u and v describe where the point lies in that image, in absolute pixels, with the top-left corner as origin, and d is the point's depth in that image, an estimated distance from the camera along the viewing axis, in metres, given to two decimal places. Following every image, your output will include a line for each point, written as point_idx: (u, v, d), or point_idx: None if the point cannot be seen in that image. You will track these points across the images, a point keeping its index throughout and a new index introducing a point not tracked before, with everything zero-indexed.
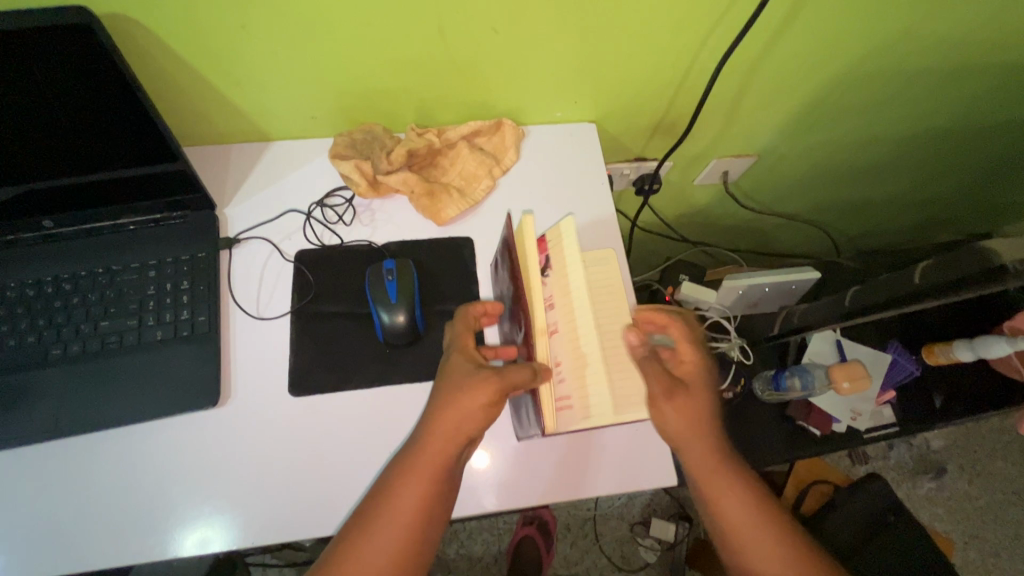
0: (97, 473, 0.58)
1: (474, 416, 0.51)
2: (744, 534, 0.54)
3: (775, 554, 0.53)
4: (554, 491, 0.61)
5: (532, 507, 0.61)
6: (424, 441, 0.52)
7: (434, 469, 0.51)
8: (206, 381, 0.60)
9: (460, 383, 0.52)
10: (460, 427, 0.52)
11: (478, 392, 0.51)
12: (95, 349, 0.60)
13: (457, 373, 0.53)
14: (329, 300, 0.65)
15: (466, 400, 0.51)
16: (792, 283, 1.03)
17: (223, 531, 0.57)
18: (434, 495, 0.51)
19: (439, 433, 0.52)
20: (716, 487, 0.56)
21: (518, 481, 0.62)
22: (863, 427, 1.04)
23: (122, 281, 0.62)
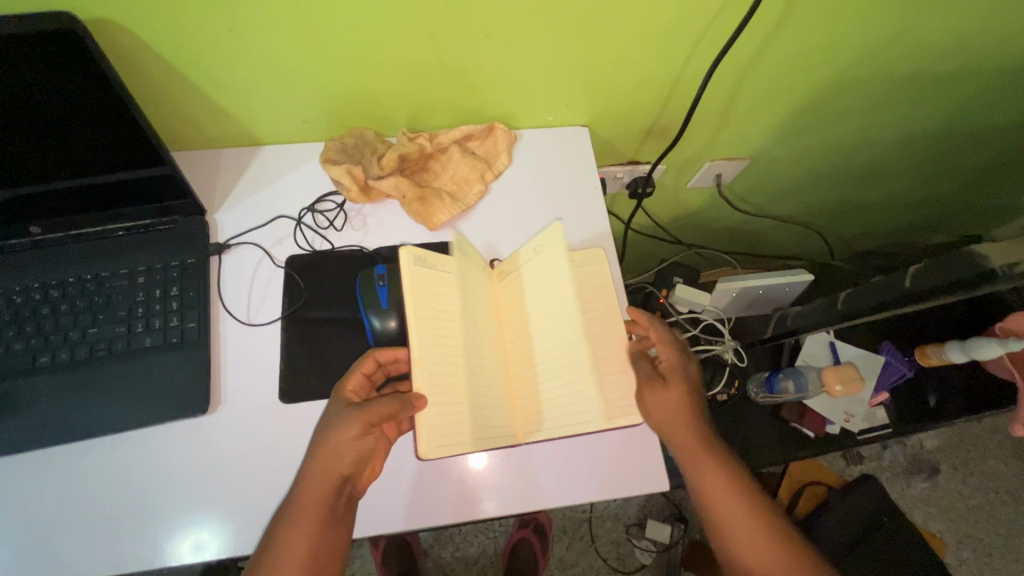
0: (84, 481, 0.58)
1: (346, 451, 0.53)
2: (727, 515, 0.56)
3: (754, 533, 0.55)
4: (545, 496, 0.61)
5: (526, 512, 0.61)
6: (300, 485, 0.52)
7: (313, 513, 0.51)
8: (195, 388, 0.60)
9: (329, 423, 0.54)
10: (332, 467, 0.52)
11: (347, 426, 0.53)
12: (83, 356, 0.60)
13: (329, 413, 0.55)
14: (320, 306, 0.65)
15: (336, 436, 0.53)
16: (785, 286, 1.04)
17: (212, 539, 0.56)
18: (319, 536, 0.51)
19: (312, 476, 0.52)
20: (698, 467, 0.58)
21: (512, 486, 0.61)
22: (857, 429, 1.04)
23: (111, 287, 0.62)
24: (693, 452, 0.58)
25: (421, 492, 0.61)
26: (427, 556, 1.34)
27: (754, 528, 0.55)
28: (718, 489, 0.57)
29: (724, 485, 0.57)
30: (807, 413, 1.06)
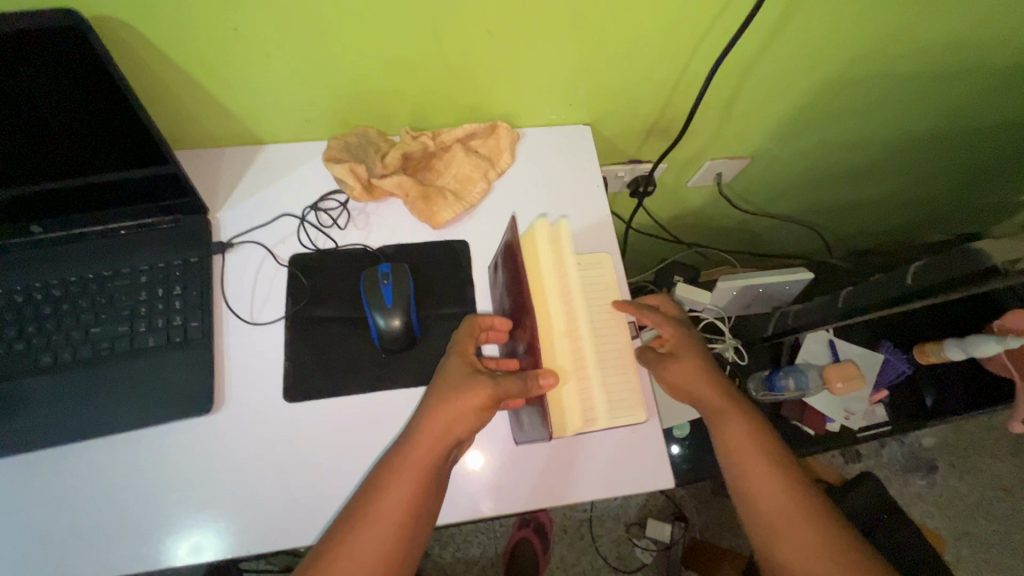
0: (87, 482, 0.57)
1: (467, 418, 0.52)
2: (752, 469, 0.59)
3: (774, 483, 0.58)
4: (551, 494, 0.61)
5: (531, 510, 0.61)
6: (410, 448, 0.52)
7: (415, 479, 0.51)
8: (199, 387, 0.59)
9: (454, 386, 0.53)
10: (449, 431, 0.52)
11: (475, 393, 0.52)
12: (86, 355, 0.59)
13: (452, 376, 0.54)
14: (323, 305, 0.65)
15: (462, 401, 0.52)
16: (786, 284, 1.04)
17: (218, 538, 0.56)
18: (421, 498, 0.51)
19: (426, 434, 0.52)
20: (726, 422, 0.62)
21: (517, 484, 0.61)
22: (856, 427, 1.05)
23: (113, 287, 0.62)
24: (723, 408, 0.63)
25: None
26: (428, 556, 1.33)
27: (777, 483, 0.58)
28: (745, 445, 0.60)
29: (749, 441, 0.61)
30: (806, 411, 1.07)
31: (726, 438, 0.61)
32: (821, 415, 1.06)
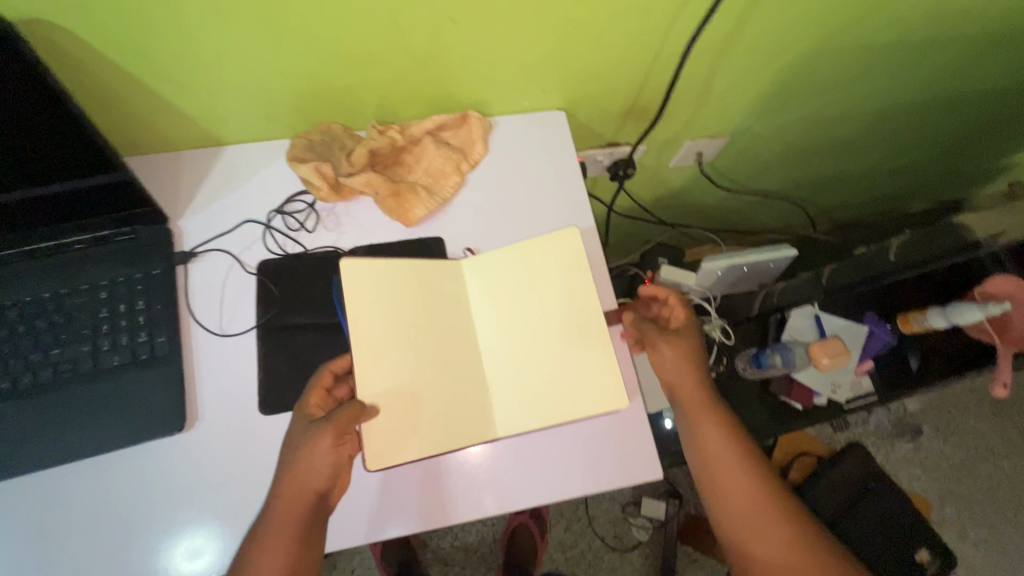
0: (60, 509, 0.55)
1: (322, 464, 0.53)
2: (723, 471, 0.59)
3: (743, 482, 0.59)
4: (545, 485, 0.60)
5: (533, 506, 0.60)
6: (276, 506, 0.52)
7: (291, 531, 0.52)
8: (169, 407, 0.57)
9: (300, 439, 0.53)
10: (306, 481, 0.53)
11: (319, 439, 0.53)
12: (47, 379, 0.56)
13: (295, 430, 0.55)
14: (295, 313, 0.62)
15: (308, 451, 0.53)
16: (770, 262, 1.04)
17: (198, 559, 0.55)
18: (295, 552, 0.51)
19: (290, 491, 0.52)
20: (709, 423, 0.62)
21: (513, 478, 0.60)
22: (843, 399, 1.07)
23: (72, 305, 0.59)
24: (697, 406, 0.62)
25: (423, 495, 0.59)
26: (426, 548, 1.34)
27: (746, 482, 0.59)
28: (719, 453, 0.60)
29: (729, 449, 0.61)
30: (795, 386, 1.09)
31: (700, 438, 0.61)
32: (808, 389, 1.08)
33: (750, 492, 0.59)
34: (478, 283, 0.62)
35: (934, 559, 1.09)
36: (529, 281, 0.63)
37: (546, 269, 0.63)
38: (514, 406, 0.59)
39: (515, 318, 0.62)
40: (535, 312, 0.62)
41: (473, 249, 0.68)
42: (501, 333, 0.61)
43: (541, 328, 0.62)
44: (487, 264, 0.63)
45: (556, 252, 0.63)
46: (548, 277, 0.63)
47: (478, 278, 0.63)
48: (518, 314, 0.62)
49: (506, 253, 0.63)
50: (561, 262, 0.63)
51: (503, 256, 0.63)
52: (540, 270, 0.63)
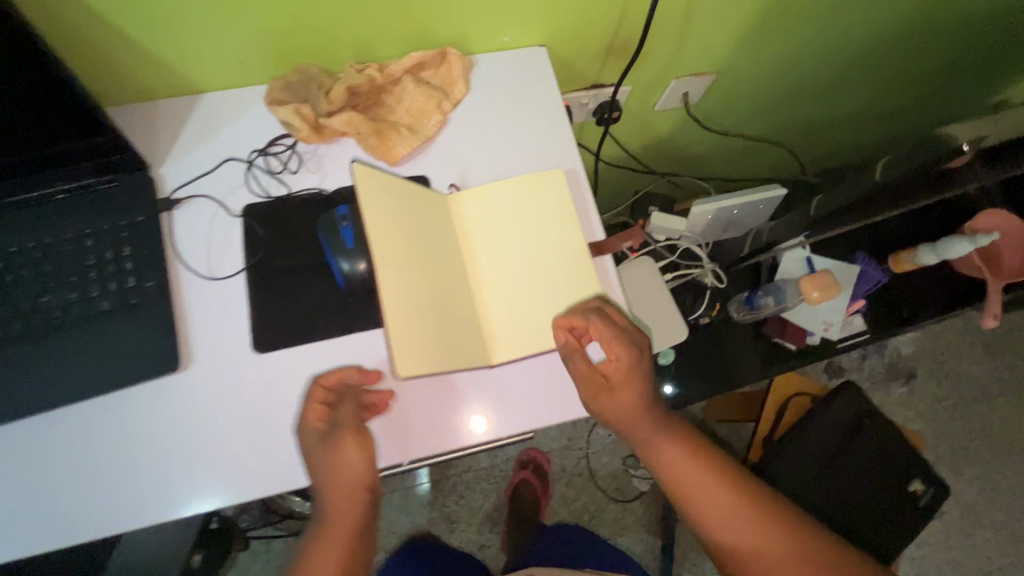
0: (60, 453, 0.56)
1: (358, 463, 0.53)
2: (705, 503, 0.57)
3: (728, 509, 0.57)
4: (552, 407, 0.60)
5: (533, 429, 0.60)
6: (329, 514, 0.53)
7: (352, 526, 0.53)
8: (163, 347, 0.57)
9: (323, 453, 0.53)
10: (350, 479, 0.53)
11: (345, 445, 0.53)
12: (38, 326, 0.57)
13: (308, 448, 0.53)
14: (281, 254, 0.62)
15: (341, 456, 0.53)
16: (760, 203, 1.05)
17: (203, 493, 0.56)
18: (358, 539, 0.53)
19: (338, 495, 0.53)
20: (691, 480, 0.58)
21: (514, 405, 0.60)
22: (836, 336, 1.09)
23: (58, 254, 0.58)
24: (660, 447, 0.58)
25: (424, 424, 0.59)
26: (434, 507, 1.36)
27: (729, 509, 0.57)
28: (699, 484, 0.58)
29: (721, 495, 0.57)
30: (788, 327, 1.10)
31: (673, 475, 0.58)
32: (801, 330, 1.10)
33: (742, 519, 0.57)
34: (469, 215, 0.62)
35: (927, 489, 1.12)
36: (520, 214, 0.63)
37: (537, 202, 0.63)
38: (510, 332, 0.59)
39: (509, 248, 0.62)
40: (528, 242, 0.62)
41: (459, 184, 0.67)
42: (488, 264, 0.61)
43: (534, 257, 0.62)
44: (474, 198, 0.63)
45: (540, 184, 0.64)
46: (539, 209, 0.63)
47: (470, 212, 0.62)
48: (505, 245, 0.62)
49: (496, 186, 0.63)
50: (548, 194, 0.64)
51: (492, 190, 0.63)
52: (531, 204, 0.63)
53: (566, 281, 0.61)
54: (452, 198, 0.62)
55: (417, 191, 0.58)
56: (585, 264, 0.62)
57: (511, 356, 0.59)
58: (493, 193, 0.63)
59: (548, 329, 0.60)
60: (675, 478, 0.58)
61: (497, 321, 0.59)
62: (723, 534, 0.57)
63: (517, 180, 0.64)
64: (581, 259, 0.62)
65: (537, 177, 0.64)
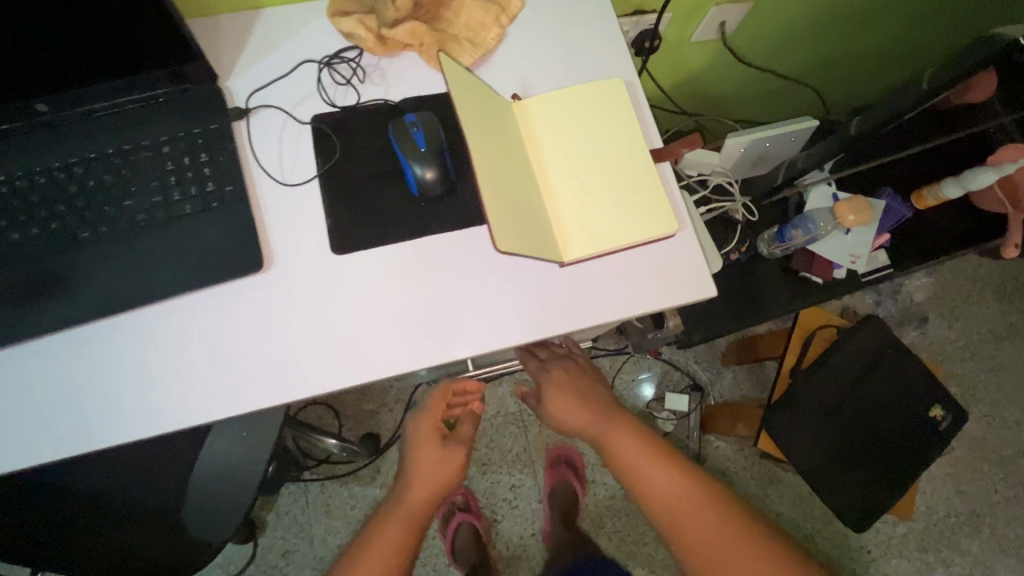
0: (150, 347, 0.59)
1: (451, 463, 0.74)
2: (644, 471, 0.68)
3: (664, 478, 0.67)
4: (619, 303, 0.62)
5: (601, 324, 0.62)
6: (407, 495, 0.70)
7: (414, 511, 0.69)
8: (246, 247, 0.59)
9: (430, 443, 0.74)
10: (429, 474, 0.72)
11: (452, 449, 0.75)
12: (123, 227, 0.59)
13: (423, 433, 0.75)
14: (352, 162, 0.63)
15: (442, 454, 0.74)
16: (792, 135, 1.07)
17: (288, 386, 0.58)
18: (413, 527, 0.68)
19: (422, 477, 0.72)
20: (632, 463, 0.69)
21: (582, 302, 0.62)
22: (862, 270, 1.11)
23: (136, 160, 0.60)
24: (604, 429, 0.73)
25: (496, 320, 0.61)
26: None
27: (665, 477, 0.67)
28: (637, 457, 0.69)
29: (654, 465, 0.68)
30: (815, 260, 1.12)
31: (618, 450, 0.71)
32: (828, 262, 1.11)
33: (674, 486, 0.67)
34: (535, 121, 0.64)
35: (947, 414, 1.15)
36: (583, 119, 0.64)
37: (599, 109, 0.65)
38: (579, 230, 0.61)
39: (574, 152, 0.63)
40: (592, 147, 0.63)
41: (521, 93, 0.68)
42: (555, 167, 0.62)
43: (599, 160, 0.63)
44: (539, 104, 0.64)
45: (602, 92, 0.65)
46: (602, 115, 0.64)
47: (536, 117, 0.64)
48: (570, 149, 0.63)
49: (559, 93, 0.64)
50: (608, 101, 0.65)
51: (556, 97, 0.64)
52: (593, 110, 0.64)
53: (631, 183, 0.63)
54: (518, 105, 0.64)
55: (488, 93, 0.61)
56: (649, 167, 0.63)
57: (581, 254, 0.61)
58: (557, 99, 0.64)
59: (614, 228, 0.61)
60: (619, 451, 0.70)
61: (566, 221, 0.61)
62: (658, 497, 0.67)
63: (579, 87, 0.65)
64: (644, 162, 0.63)
65: (598, 85, 0.65)
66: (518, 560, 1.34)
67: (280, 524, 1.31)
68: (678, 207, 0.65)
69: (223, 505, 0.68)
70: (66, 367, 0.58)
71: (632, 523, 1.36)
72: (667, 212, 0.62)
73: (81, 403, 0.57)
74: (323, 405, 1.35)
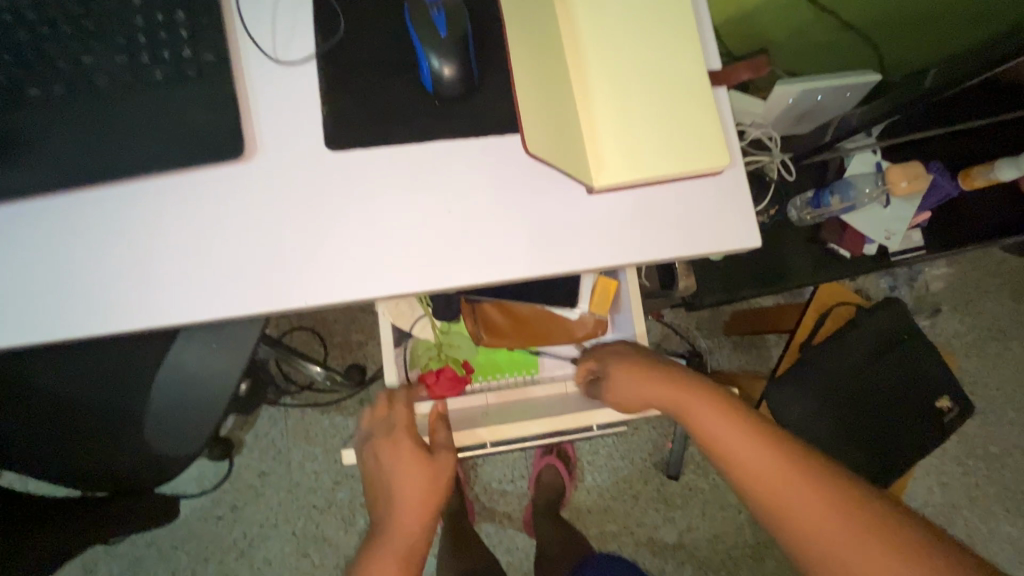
0: (109, 234, 0.51)
1: (425, 476, 0.66)
2: (716, 425, 0.59)
3: (739, 434, 0.57)
4: (647, 244, 0.54)
5: (625, 265, 0.54)
6: (396, 519, 0.64)
7: (405, 534, 0.63)
8: (226, 129, 0.51)
9: (401, 462, 0.67)
10: (413, 486, 0.66)
11: (420, 463, 0.67)
12: (82, 91, 0.50)
13: (392, 449, 0.69)
14: (357, 43, 0.54)
15: (412, 469, 0.67)
16: (848, 90, 0.97)
17: (263, 296, 0.51)
18: (406, 553, 0.62)
19: (403, 498, 0.65)
20: (745, 463, 0.55)
21: (608, 238, 0.54)
22: (894, 248, 1.03)
23: (99, 9, 0.50)
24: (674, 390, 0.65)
25: (507, 247, 0.53)
26: None
27: (739, 434, 0.57)
28: (709, 417, 0.60)
29: (726, 422, 0.59)
30: (847, 233, 1.04)
31: (686, 411, 0.63)
32: (860, 236, 1.03)
33: (757, 448, 0.56)
34: (578, 12, 0.53)
35: (956, 406, 1.10)
36: (635, 20, 0.54)
37: (654, 13, 0.55)
38: (616, 151, 0.52)
39: (619, 59, 0.53)
40: (642, 55, 0.54)
41: None
42: (596, 72, 0.53)
43: (647, 72, 0.54)
44: None
45: None
46: (658, 20, 0.55)
47: (580, 8, 0.53)
48: (616, 54, 0.53)
49: None
50: (667, 7, 0.55)
51: None
52: (647, 13, 0.55)
53: (682, 105, 0.54)
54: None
55: None
56: (705, 88, 0.54)
57: (615, 180, 0.52)
58: None
59: (655, 155, 0.52)
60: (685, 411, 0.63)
61: (601, 138, 0.52)
62: (732, 455, 0.57)
63: None
64: (700, 82, 0.54)
65: None
66: (496, 506, 1.32)
67: (258, 445, 1.28)
68: (731, 139, 0.56)
69: (189, 419, 0.63)
70: (10, 245, 0.51)
71: (612, 481, 1.34)
72: (720, 143, 0.53)
73: (25, 286, 0.50)
74: (308, 331, 1.29)
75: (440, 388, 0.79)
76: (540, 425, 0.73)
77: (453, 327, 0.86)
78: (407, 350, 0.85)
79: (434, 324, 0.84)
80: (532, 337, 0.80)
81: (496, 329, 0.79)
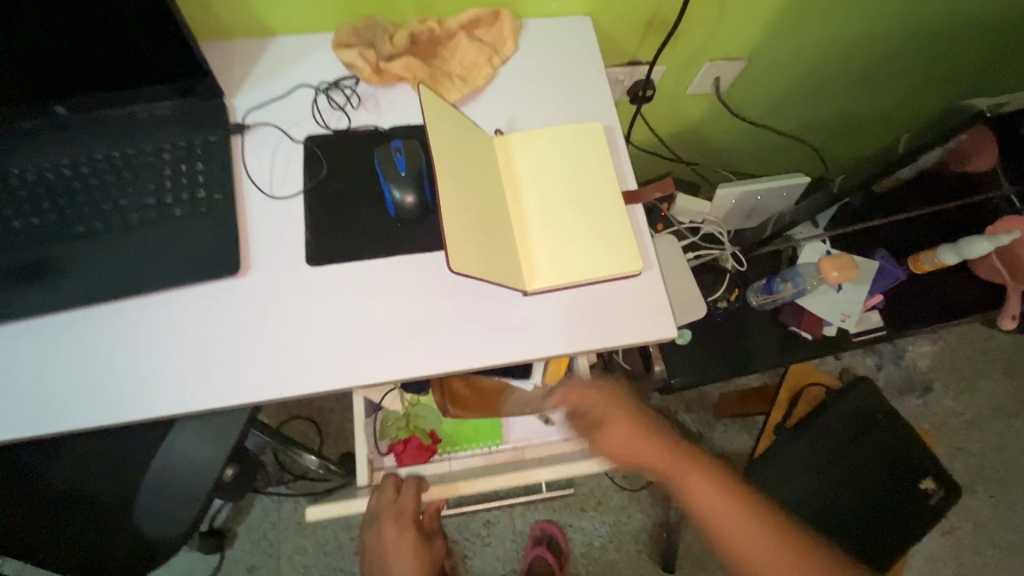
0: (124, 339, 0.61)
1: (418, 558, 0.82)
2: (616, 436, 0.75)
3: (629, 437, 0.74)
4: (578, 337, 0.63)
5: (560, 356, 0.63)
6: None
7: None
8: (227, 251, 0.63)
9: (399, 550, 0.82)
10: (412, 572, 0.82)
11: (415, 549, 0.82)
12: (117, 226, 0.63)
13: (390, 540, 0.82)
14: (339, 179, 0.67)
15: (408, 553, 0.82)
16: (783, 191, 1.09)
17: (246, 389, 0.60)
18: None
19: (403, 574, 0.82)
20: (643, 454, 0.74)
21: (545, 333, 0.63)
22: (853, 329, 1.09)
23: (137, 163, 0.64)
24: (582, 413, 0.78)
25: (458, 342, 0.62)
26: None
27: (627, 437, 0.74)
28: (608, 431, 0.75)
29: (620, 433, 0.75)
30: (804, 317, 1.10)
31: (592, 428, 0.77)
32: (818, 319, 1.10)
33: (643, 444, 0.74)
34: (513, 155, 0.67)
35: (940, 488, 1.09)
36: (559, 158, 0.67)
37: (576, 150, 0.67)
38: (545, 262, 0.63)
39: (546, 189, 0.66)
40: (565, 185, 0.66)
41: (504, 130, 0.71)
42: (528, 200, 0.65)
43: (569, 197, 0.65)
44: (519, 142, 0.67)
45: (580, 135, 0.68)
46: (578, 155, 0.67)
47: (513, 151, 0.67)
48: (543, 184, 0.66)
49: (538, 132, 0.68)
50: (585, 144, 0.68)
51: (535, 135, 0.68)
52: (569, 151, 0.67)
53: (600, 222, 0.65)
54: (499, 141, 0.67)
55: (468, 126, 0.64)
56: (620, 207, 0.65)
57: (544, 285, 0.62)
58: (536, 138, 0.68)
59: (576, 264, 0.63)
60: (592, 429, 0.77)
61: (533, 253, 0.63)
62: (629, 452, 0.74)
63: (560, 128, 0.68)
64: (614, 204, 0.66)
65: (578, 128, 0.68)
66: None
67: (250, 538, 1.29)
68: (647, 246, 0.67)
69: (178, 503, 0.69)
70: (40, 351, 0.61)
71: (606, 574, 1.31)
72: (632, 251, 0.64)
73: (49, 385, 0.60)
74: (304, 420, 1.35)
75: (407, 456, 0.88)
76: (487, 484, 0.79)
77: (421, 399, 0.92)
78: (378, 420, 0.93)
79: (405, 395, 0.91)
80: (493, 408, 0.87)
81: (460, 401, 0.87)
